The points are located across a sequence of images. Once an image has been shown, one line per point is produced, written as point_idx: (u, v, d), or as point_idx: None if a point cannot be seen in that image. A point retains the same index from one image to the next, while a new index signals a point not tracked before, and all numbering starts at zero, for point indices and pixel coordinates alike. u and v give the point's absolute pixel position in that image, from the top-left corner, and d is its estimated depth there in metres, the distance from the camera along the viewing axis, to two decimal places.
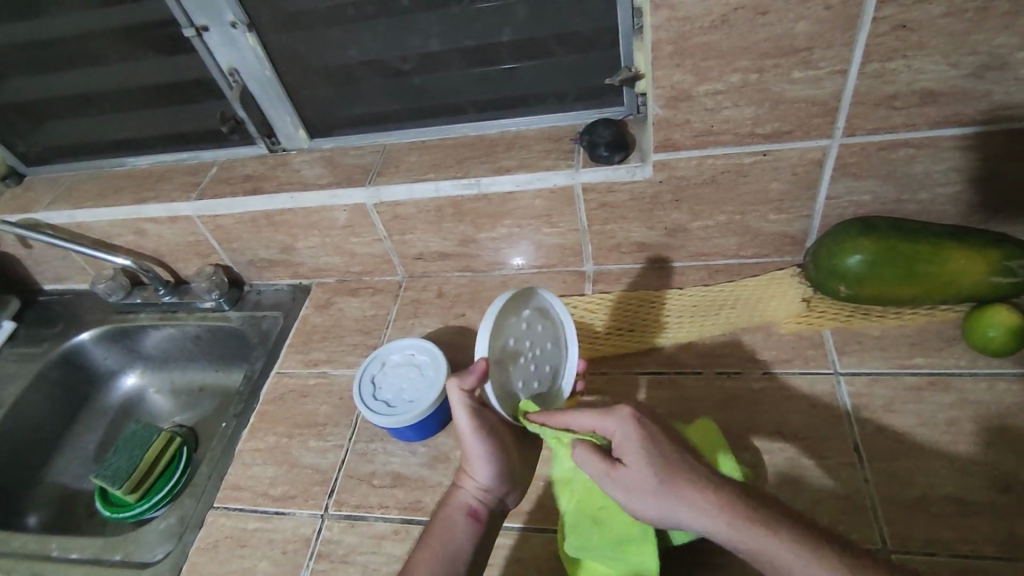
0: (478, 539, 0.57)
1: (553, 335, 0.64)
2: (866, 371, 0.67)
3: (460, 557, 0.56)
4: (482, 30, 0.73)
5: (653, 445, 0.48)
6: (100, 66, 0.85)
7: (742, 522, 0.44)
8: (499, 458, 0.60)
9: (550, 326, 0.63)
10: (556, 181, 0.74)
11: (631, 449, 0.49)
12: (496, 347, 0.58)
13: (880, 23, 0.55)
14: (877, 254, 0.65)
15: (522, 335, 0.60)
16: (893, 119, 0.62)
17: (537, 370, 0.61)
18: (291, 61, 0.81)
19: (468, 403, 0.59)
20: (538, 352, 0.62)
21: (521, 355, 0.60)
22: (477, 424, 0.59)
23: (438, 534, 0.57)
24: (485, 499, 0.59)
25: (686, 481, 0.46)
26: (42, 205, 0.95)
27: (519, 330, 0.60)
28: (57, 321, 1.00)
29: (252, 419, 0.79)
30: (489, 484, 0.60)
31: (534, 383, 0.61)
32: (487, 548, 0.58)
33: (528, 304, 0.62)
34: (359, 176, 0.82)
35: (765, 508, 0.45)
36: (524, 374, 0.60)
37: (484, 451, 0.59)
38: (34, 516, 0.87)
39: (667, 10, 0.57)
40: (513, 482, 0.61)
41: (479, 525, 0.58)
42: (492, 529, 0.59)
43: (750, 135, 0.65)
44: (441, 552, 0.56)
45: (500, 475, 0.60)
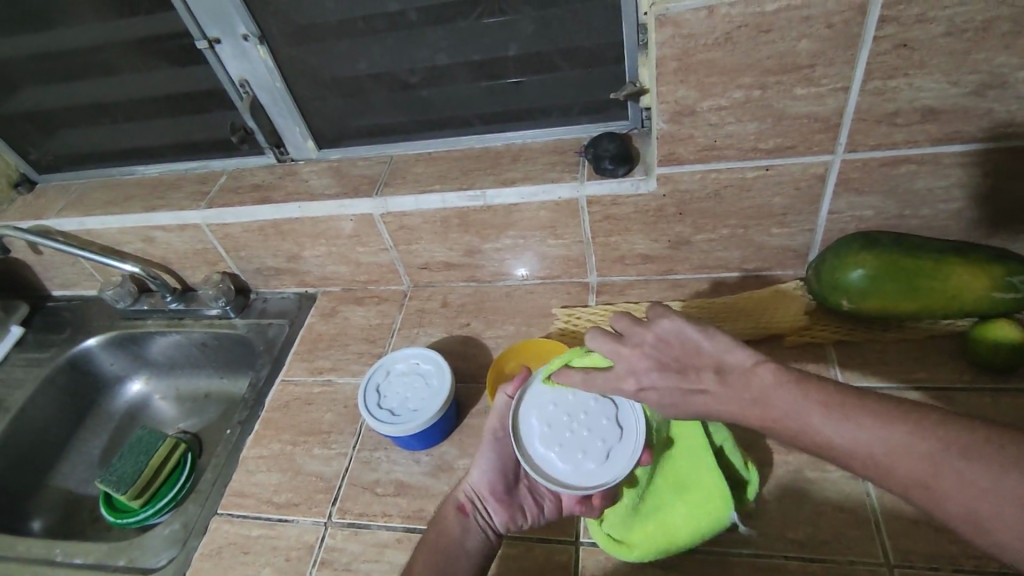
0: (462, 539, 0.58)
1: (614, 436, 0.59)
2: (869, 385, 0.68)
3: (442, 553, 0.58)
4: (489, 44, 0.74)
5: (660, 380, 0.50)
6: (113, 76, 0.87)
7: (774, 422, 0.44)
8: (500, 469, 0.62)
9: (619, 427, 0.60)
10: (561, 194, 0.75)
11: (647, 389, 0.50)
12: (546, 390, 0.63)
13: (881, 41, 0.56)
14: (878, 268, 0.65)
15: (575, 407, 0.61)
16: (894, 135, 0.63)
17: (572, 441, 0.59)
18: (301, 73, 0.82)
19: (500, 410, 0.64)
20: (586, 431, 0.60)
21: (561, 418, 0.61)
22: (497, 431, 0.63)
23: (430, 531, 0.60)
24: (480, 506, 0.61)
25: (708, 402, 0.47)
26: (53, 212, 0.96)
27: (585, 404, 0.61)
28: (65, 326, 1.01)
29: (256, 426, 0.80)
30: (483, 491, 0.61)
31: (560, 449, 0.59)
32: (473, 552, 0.58)
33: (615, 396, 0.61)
34: (367, 187, 0.83)
35: (795, 395, 0.43)
36: (556, 434, 0.60)
37: (490, 457, 0.62)
38: (39, 520, 0.88)
39: (672, 28, 0.58)
40: (515, 500, 0.62)
41: (466, 527, 0.59)
42: (482, 539, 0.59)
43: (753, 149, 0.66)
44: (428, 546, 0.59)
45: (498, 485, 0.61)
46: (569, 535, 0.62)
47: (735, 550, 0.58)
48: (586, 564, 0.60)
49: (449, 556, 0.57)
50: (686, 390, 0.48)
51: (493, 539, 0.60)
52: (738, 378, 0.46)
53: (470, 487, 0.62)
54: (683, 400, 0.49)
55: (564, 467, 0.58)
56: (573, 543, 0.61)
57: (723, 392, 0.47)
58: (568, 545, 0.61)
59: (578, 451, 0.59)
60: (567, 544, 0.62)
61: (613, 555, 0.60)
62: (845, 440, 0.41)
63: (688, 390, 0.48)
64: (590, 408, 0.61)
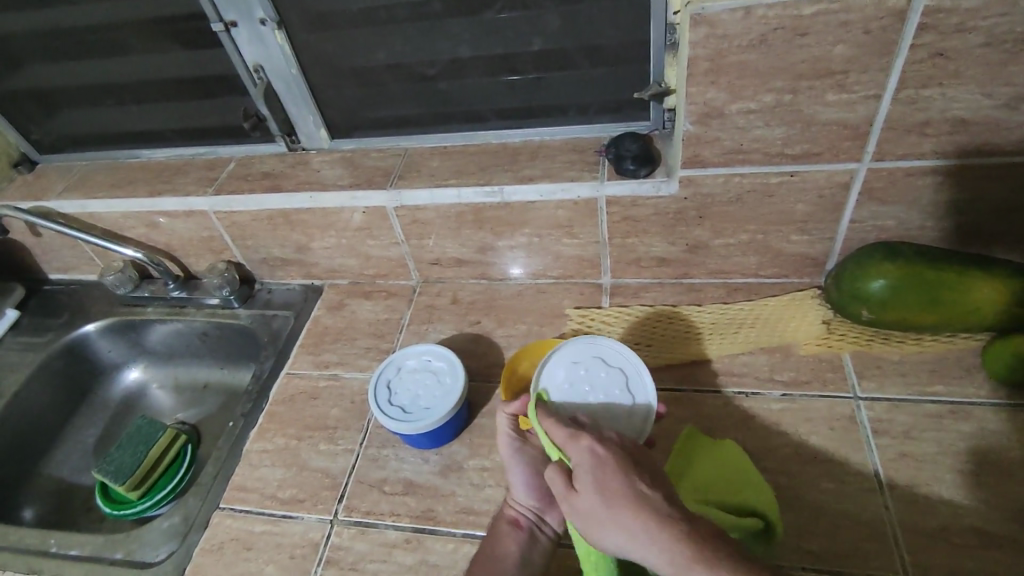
0: (522, 550, 0.58)
1: (619, 380, 0.62)
2: (886, 397, 0.67)
3: (506, 569, 0.57)
4: (512, 38, 0.73)
5: (605, 472, 0.47)
6: (122, 56, 0.85)
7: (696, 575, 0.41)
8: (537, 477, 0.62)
9: (613, 369, 0.63)
10: (580, 193, 0.74)
11: (588, 463, 0.48)
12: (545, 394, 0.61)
13: (918, 50, 0.56)
14: (901, 279, 0.65)
15: (578, 383, 0.62)
16: (923, 146, 0.62)
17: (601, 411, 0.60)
18: (317, 61, 0.80)
19: (507, 430, 0.63)
20: (599, 394, 0.61)
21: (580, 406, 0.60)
22: (518, 447, 0.63)
23: (484, 552, 0.59)
24: (530, 515, 0.61)
25: (631, 500, 0.45)
26: (54, 194, 0.94)
27: (576, 372, 0.63)
28: (62, 310, 0.98)
29: (260, 419, 0.78)
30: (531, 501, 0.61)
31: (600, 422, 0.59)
32: (534, 559, 0.58)
33: (584, 350, 0.65)
34: (381, 179, 0.82)
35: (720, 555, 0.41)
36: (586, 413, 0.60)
37: (522, 472, 0.62)
38: (30, 509, 0.85)
39: (706, 27, 0.57)
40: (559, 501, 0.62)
41: (521, 538, 0.59)
42: (541, 545, 0.60)
43: (779, 155, 0.65)
44: (485, 564, 0.58)
45: (541, 492, 0.62)
46: None
47: None
48: None
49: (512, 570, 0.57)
50: (626, 477, 0.46)
51: (550, 544, 0.60)
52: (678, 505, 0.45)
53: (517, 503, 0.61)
54: (610, 485, 0.46)
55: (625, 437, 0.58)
56: None
57: (656, 505, 0.44)
58: None
59: (615, 412, 0.60)
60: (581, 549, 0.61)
61: None
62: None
63: (622, 482, 0.46)
64: (584, 373, 0.63)
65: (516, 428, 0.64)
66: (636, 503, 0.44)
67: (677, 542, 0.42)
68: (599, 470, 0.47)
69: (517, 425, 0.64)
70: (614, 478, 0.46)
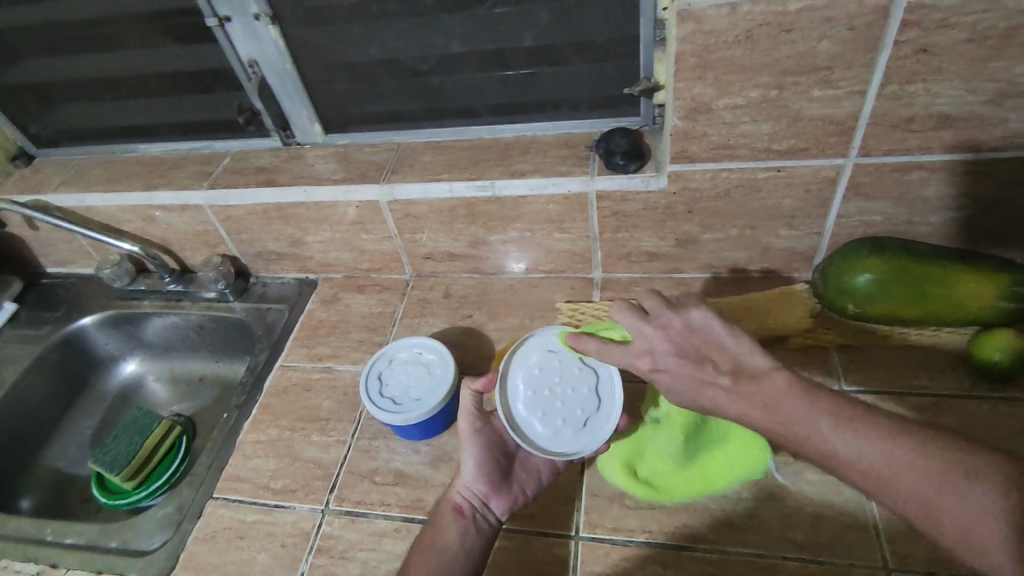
0: (463, 536, 0.58)
1: (590, 381, 0.64)
2: (870, 391, 0.68)
3: (444, 556, 0.56)
4: (504, 33, 0.74)
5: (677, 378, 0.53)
6: (118, 51, 0.85)
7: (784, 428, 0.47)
8: (489, 461, 0.62)
9: (589, 370, 0.65)
10: (570, 187, 0.74)
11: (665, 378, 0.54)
12: (513, 377, 0.65)
13: (902, 45, 0.56)
14: (885, 273, 0.66)
15: (547, 378, 0.65)
16: (908, 141, 0.63)
17: (563, 407, 0.62)
18: (311, 56, 0.81)
19: (470, 408, 0.64)
20: (567, 391, 0.64)
21: (543, 396, 0.63)
22: (477, 428, 0.63)
23: (425, 538, 0.59)
24: (474, 502, 0.60)
25: (715, 397, 0.51)
26: (51, 187, 0.94)
27: (549, 366, 0.66)
28: (59, 304, 0.99)
29: (254, 411, 0.79)
30: (479, 485, 0.61)
31: (559, 419, 0.62)
32: (473, 549, 0.57)
33: (564, 345, 0.67)
34: (374, 174, 0.82)
35: (800, 405, 0.46)
36: (548, 407, 0.62)
37: (474, 453, 0.62)
38: (27, 499, 0.86)
39: (693, 23, 0.58)
40: (508, 490, 0.62)
41: (463, 526, 0.58)
42: (482, 532, 0.59)
43: (767, 150, 0.66)
44: (424, 546, 0.58)
45: (490, 476, 0.61)
46: (569, 530, 0.62)
47: (738, 548, 0.58)
48: (585, 559, 0.60)
49: (450, 557, 0.56)
50: (698, 372, 0.52)
51: (493, 532, 0.60)
52: (749, 380, 0.49)
53: (464, 486, 0.61)
54: (688, 385, 0.53)
55: (580, 436, 0.61)
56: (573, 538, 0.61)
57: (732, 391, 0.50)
58: (567, 539, 0.61)
59: (577, 414, 0.62)
60: (566, 538, 0.61)
61: (612, 551, 0.60)
62: (828, 444, 0.44)
63: (702, 387, 0.52)
64: (557, 367, 0.65)
65: (478, 406, 0.65)
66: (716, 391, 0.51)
67: (762, 411, 0.48)
68: (676, 378, 0.53)
69: (481, 405, 0.65)
70: (692, 380, 0.52)
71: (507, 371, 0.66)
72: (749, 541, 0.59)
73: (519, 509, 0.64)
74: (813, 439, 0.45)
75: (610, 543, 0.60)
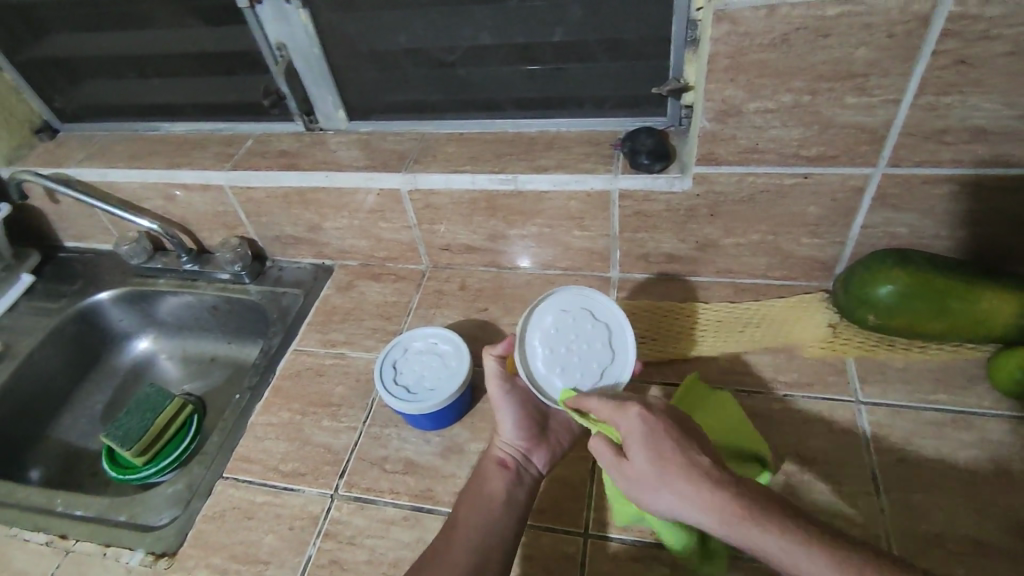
0: (510, 487, 0.59)
1: (603, 335, 0.64)
2: (888, 402, 0.67)
3: (493, 504, 0.58)
4: (534, 28, 0.73)
5: (655, 437, 0.50)
6: (147, 29, 0.85)
7: (744, 523, 0.43)
8: (525, 418, 0.64)
9: (602, 325, 0.65)
10: (593, 184, 0.74)
11: (639, 432, 0.51)
12: (530, 336, 0.65)
13: (940, 56, 0.56)
14: (910, 285, 0.65)
15: (562, 334, 0.65)
16: (939, 153, 0.62)
17: (581, 363, 0.63)
18: (339, 42, 0.81)
19: (496, 372, 0.65)
20: (582, 346, 0.64)
21: (560, 353, 0.63)
22: (506, 390, 0.65)
23: (471, 490, 0.60)
24: (517, 456, 0.63)
25: (687, 466, 0.47)
26: (74, 162, 0.95)
27: (563, 323, 0.65)
28: (76, 278, 0.99)
29: (266, 393, 0.79)
30: (518, 441, 0.63)
31: (578, 373, 0.62)
32: (519, 497, 0.60)
33: (575, 300, 0.67)
34: (396, 162, 0.82)
35: (767, 501, 0.44)
36: (566, 363, 0.63)
37: (509, 412, 0.64)
38: (37, 470, 0.87)
39: (729, 24, 0.57)
40: (545, 442, 0.64)
41: (509, 477, 0.60)
42: (527, 482, 0.61)
43: (795, 156, 0.66)
44: (472, 497, 0.59)
45: (528, 431, 0.64)
46: (578, 527, 0.62)
47: (749, 554, 0.58)
48: (594, 556, 0.60)
49: (500, 505, 0.58)
50: (678, 439, 0.49)
51: (535, 481, 0.62)
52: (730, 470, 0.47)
53: (504, 442, 0.63)
54: (663, 448, 0.49)
55: (597, 388, 0.62)
56: (582, 536, 0.61)
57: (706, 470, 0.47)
58: (576, 536, 0.61)
59: (594, 367, 0.63)
60: (577, 534, 0.61)
61: (620, 551, 0.60)
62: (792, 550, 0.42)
63: (680, 452, 0.48)
64: (571, 323, 0.65)
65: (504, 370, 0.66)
66: (687, 461, 0.47)
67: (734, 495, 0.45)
68: (651, 441, 0.50)
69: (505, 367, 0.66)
70: (666, 448, 0.49)
71: (523, 330, 0.65)
72: (759, 546, 0.58)
73: (530, 503, 0.64)
74: (773, 547, 0.42)
75: (619, 542, 0.60)
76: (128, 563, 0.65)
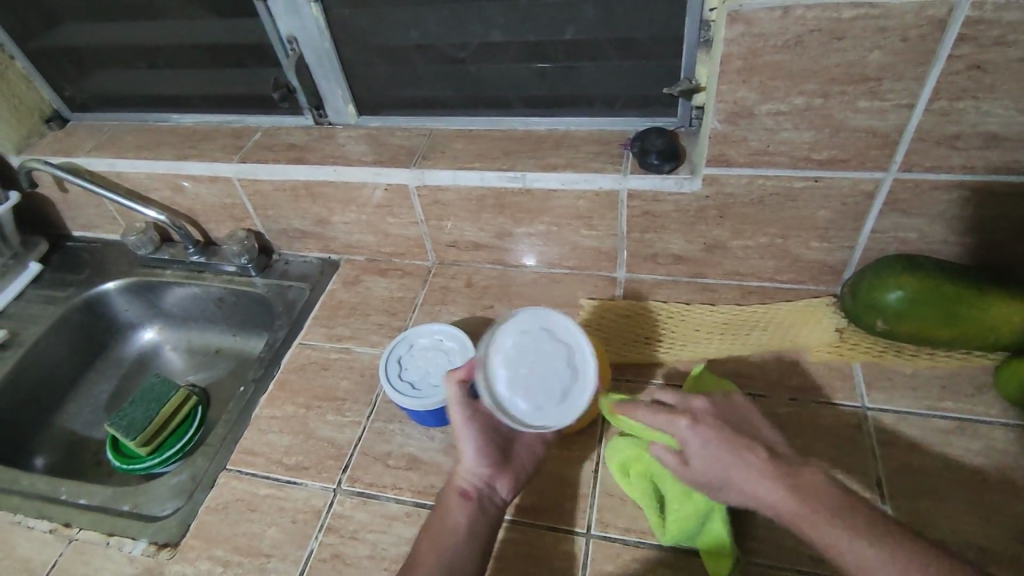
0: (471, 522, 0.57)
1: (565, 353, 0.58)
2: (894, 408, 0.67)
3: (451, 541, 0.55)
4: (545, 25, 0.73)
5: (710, 442, 0.52)
6: (159, 19, 0.85)
7: (802, 519, 0.47)
8: (489, 446, 0.60)
9: (562, 341, 0.59)
10: (602, 184, 0.74)
11: (692, 441, 0.52)
12: (487, 357, 0.58)
13: (955, 61, 0.55)
14: (919, 291, 0.64)
15: (523, 353, 0.57)
16: (951, 159, 0.62)
17: (544, 383, 0.56)
18: (350, 36, 0.81)
19: (457, 398, 0.60)
20: (545, 366, 0.57)
21: (522, 374, 0.56)
22: (468, 417, 0.60)
23: (432, 522, 0.57)
24: (479, 486, 0.59)
25: (744, 468, 0.50)
26: (83, 151, 0.95)
27: (524, 341, 0.58)
28: (83, 267, 1.00)
29: (270, 386, 0.79)
30: (482, 470, 0.60)
31: (541, 394, 0.56)
32: (480, 531, 0.57)
33: (536, 314, 0.60)
34: (404, 158, 0.82)
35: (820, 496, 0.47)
36: (528, 383, 0.56)
37: (471, 440, 0.60)
38: (41, 458, 0.87)
39: (742, 25, 0.57)
40: (510, 468, 0.61)
41: (471, 509, 0.58)
42: (489, 514, 0.58)
43: (805, 159, 0.65)
44: (431, 533, 0.56)
45: (491, 460, 0.60)
46: (581, 527, 0.62)
47: (750, 558, 0.58)
48: (596, 557, 0.60)
49: (461, 542, 0.56)
50: (733, 438, 0.52)
51: (499, 512, 0.59)
52: (787, 463, 0.50)
53: (466, 471, 0.60)
54: (720, 449, 0.51)
55: (562, 408, 0.56)
56: (585, 536, 0.61)
57: (762, 466, 0.50)
58: (578, 536, 0.61)
59: (557, 386, 0.56)
60: (579, 534, 0.61)
61: (623, 551, 0.60)
62: (839, 543, 0.45)
63: (735, 455, 0.51)
64: (532, 341, 0.58)
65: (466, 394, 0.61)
66: (745, 459, 0.50)
67: (789, 492, 0.48)
68: (708, 445, 0.52)
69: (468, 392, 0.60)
70: (725, 449, 0.51)
71: (480, 351, 0.58)
72: (761, 551, 0.58)
73: (532, 501, 0.64)
74: (833, 537, 0.46)
75: (622, 543, 0.60)
76: (130, 552, 0.66)
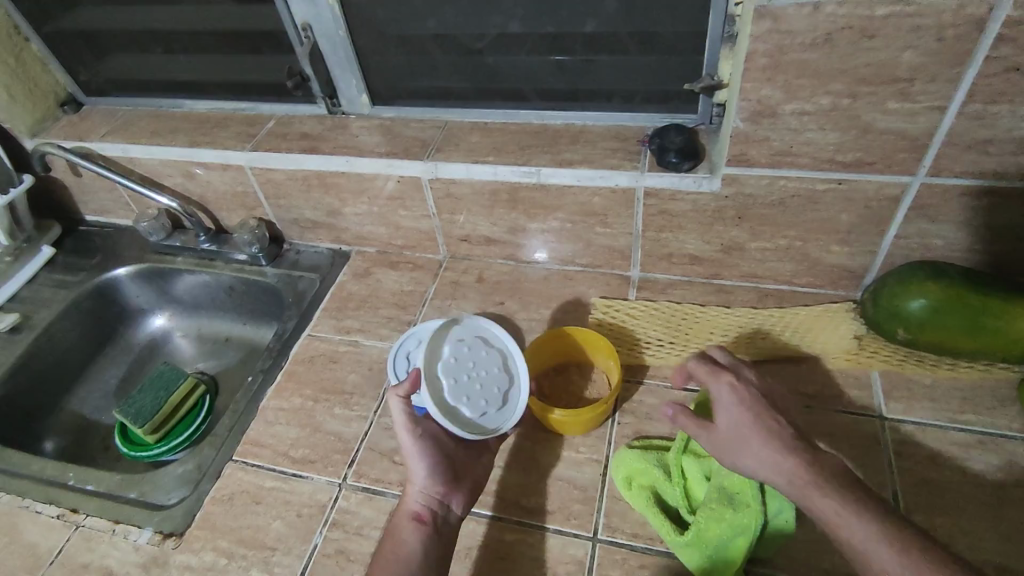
0: (426, 543, 0.56)
1: (499, 360, 0.66)
2: (912, 420, 0.65)
3: (408, 567, 0.54)
4: (565, 17, 0.71)
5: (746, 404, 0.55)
6: (174, 4, 0.85)
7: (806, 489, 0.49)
8: (439, 466, 0.61)
9: (494, 351, 0.66)
10: (618, 181, 0.72)
11: (729, 399, 0.56)
12: (431, 370, 0.63)
13: (992, 63, 0.53)
14: (942, 300, 0.62)
15: (462, 364, 0.64)
16: (983, 164, 0.59)
17: (482, 390, 0.63)
18: (366, 25, 0.79)
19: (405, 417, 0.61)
20: (481, 374, 0.64)
21: (463, 382, 0.63)
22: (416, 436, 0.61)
23: (385, 548, 0.56)
24: (432, 506, 0.59)
25: (767, 436, 0.53)
26: (97, 136, 0.95)
27: (462, 352, 0.65)
28: (96, 252, 1.00)
29: (278, 377, 0.79)
30: (433, 490, 0.60)
31: (481, 400, 0.63)
32: (436, 553, 0.56)
33: (470, 330, 0.67)
34: (418, 150, 0.81)
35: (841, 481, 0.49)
36: (470, 391, 0.63)
37: (422, 460, 0.60)
38: (51, 441, 0.88)
39: (769, 21, 0.55)
40: (462, 486, 0.61)
41: (425, 531, 0.57)
42: (444, 535, 0.58)
43: (829, 161, 0.63)
44: (386, 559, 0.55)
45: (443, 480, 0.60)
46: (587, 531, 0.61)
47: (760, 569, 0.57)
48: (602, 563, 0.59)
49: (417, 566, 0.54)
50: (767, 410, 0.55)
51: (454, 532, 0.59)
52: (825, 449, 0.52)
53: (417, 492, 0.59)
54: (751, 412, 0.55)
55: (500, 413, 0.63)
56: (591, 540, 0.60)
57: (786, 439, 0.52)
58: (584, 540, 0.60)
59: (495, 392, 0.64)
60: (586, 538, 0.60)
61: (630, 557, 0.59)
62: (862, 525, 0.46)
63: (764, 421, 0.54)
64: (468, 352, 0.65)
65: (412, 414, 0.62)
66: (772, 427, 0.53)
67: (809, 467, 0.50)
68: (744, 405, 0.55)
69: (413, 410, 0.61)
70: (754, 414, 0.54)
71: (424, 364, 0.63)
72: (772, 563, 0.57)
73: (539, 503, 0.63)
74: (827, 507, 0.48)
75: (629, 549, 0.59)
76: (136, 541, 0.66)
